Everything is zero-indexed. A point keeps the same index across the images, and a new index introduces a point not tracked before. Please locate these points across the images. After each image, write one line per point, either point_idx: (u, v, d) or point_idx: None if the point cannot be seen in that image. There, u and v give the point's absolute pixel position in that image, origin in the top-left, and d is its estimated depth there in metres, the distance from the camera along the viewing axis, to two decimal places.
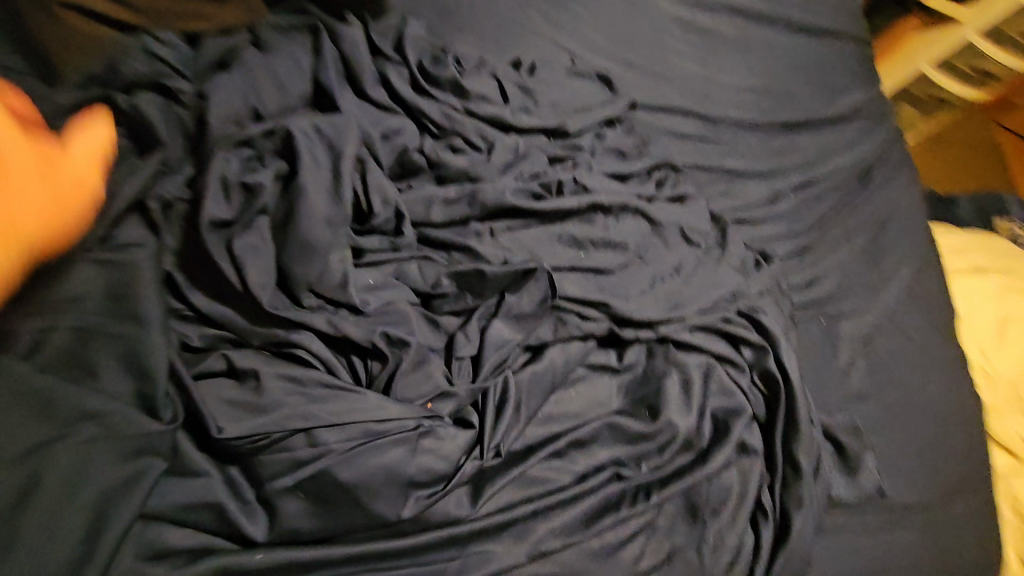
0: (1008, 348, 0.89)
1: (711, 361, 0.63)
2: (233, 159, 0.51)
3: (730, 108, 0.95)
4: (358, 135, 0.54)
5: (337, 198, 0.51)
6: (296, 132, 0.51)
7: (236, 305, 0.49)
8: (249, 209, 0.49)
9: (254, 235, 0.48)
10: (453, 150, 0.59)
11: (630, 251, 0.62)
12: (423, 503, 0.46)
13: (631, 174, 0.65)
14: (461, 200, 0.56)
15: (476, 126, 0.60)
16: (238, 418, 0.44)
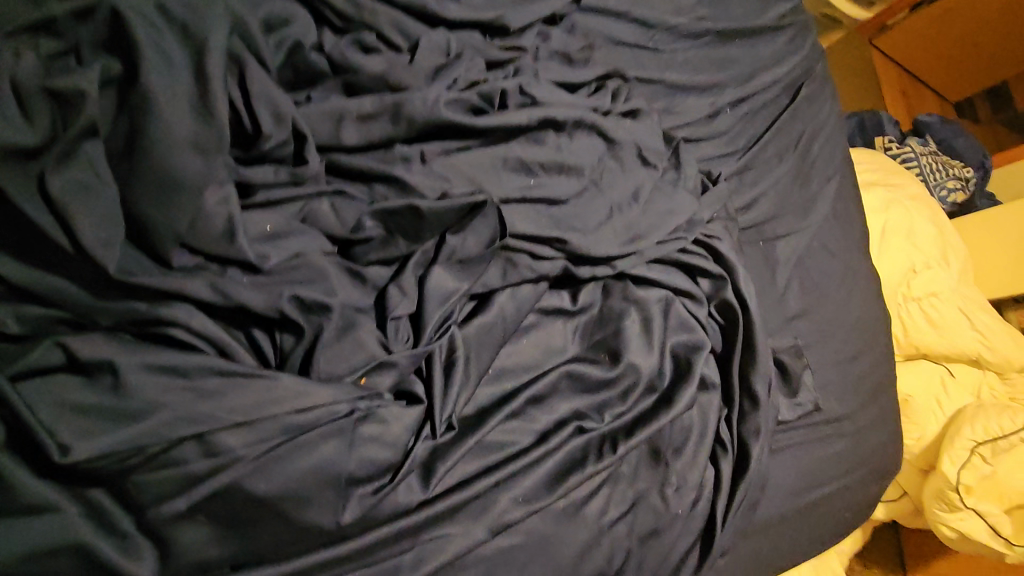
0: (891, 254, 0.93)
1: (669, 295, 0.58)
2: (32, 54, 0.34)
3: (668, 11, 0.86)
4: (225, 19, 0.38)
5: (207, 112, 0.36)
6: (129, 13, 0.35)
7: (66, 271, 0.34)
8: (69, 130, 0.34)
9: (83, 168, 0.34)
10: (363, 49, 0.45)
11: (585, 176, 0.53)
12: (369, 502, 0.37)
13: (579, 85, 0.55)
14: (381, 116, 0.44)
15: (392, 17, 0.47)
16: (88, 433, 0.32)
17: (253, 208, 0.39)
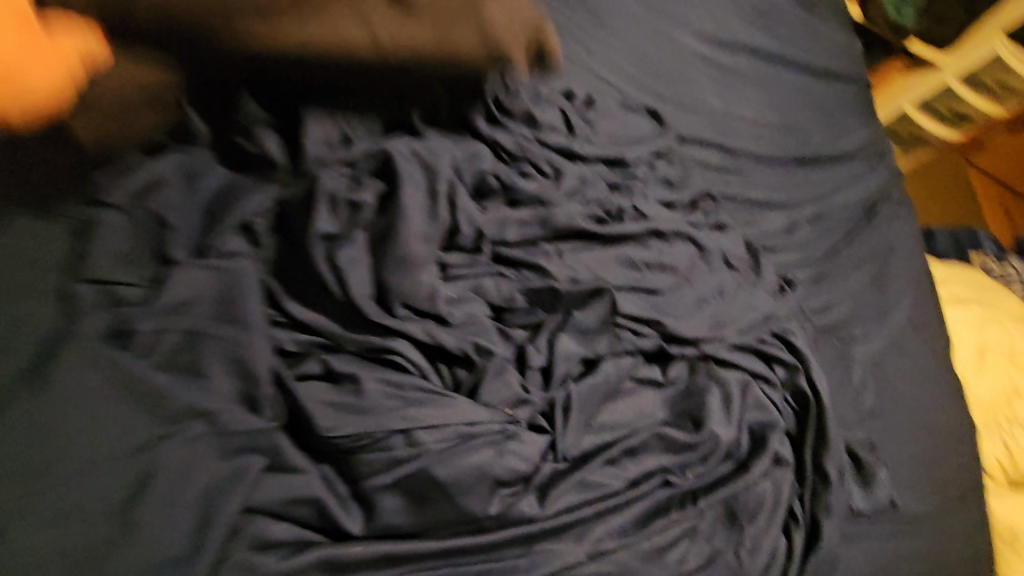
0: (988, 373, 0.97)
1: (748, 378, 0.68)
2: (338, 178, 0.55)
3: (751, 141, 1.02)
4: (449, 160, 0.59)
5: (434, 217, 0.55)
6: (393, 156, 0.56)
7: (331, 312, 0.52)
8: (353, 224, 0.54)
9: (354, 247, 0.53)
10: (523, 175, 0.64)
11: (680, 274, 0.66)
12: (507, 501, 0.50)
13: (677, 203, 0.70)
14: (533, 222, 0.61)
15: (544, 154, 0.65)
16: (338, 422, 0.48)
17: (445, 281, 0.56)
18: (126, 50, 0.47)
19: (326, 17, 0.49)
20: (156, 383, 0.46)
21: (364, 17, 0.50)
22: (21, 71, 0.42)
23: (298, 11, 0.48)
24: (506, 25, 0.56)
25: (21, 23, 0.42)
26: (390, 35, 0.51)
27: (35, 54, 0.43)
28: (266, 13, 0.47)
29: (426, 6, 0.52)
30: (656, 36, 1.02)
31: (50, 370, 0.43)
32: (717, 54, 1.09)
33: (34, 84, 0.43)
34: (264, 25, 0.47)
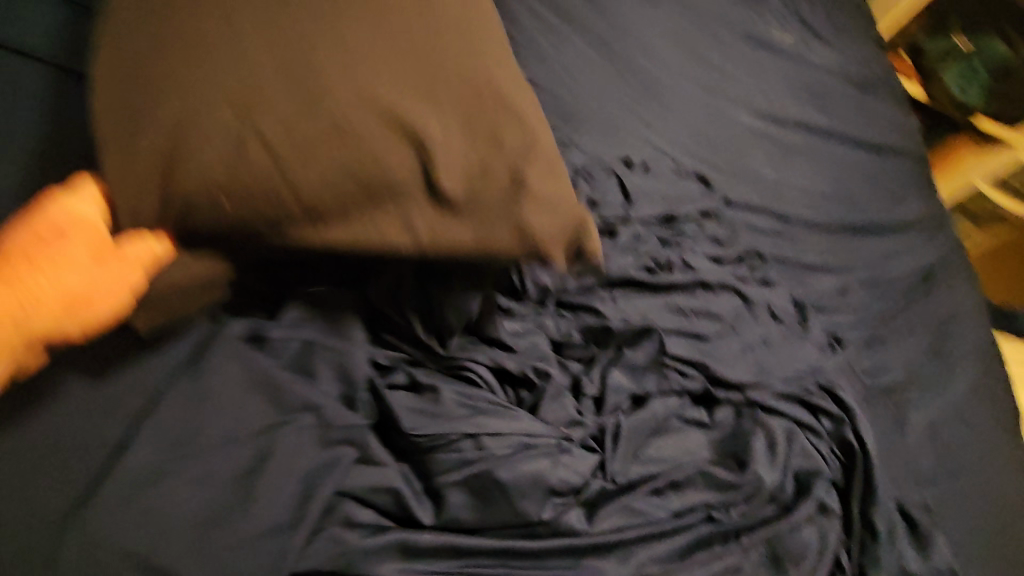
0: None
1: (792, 426, 0.71)
2: None
3: (802, 209, 1.07)
4: None
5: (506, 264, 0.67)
6: None
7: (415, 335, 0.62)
8: None
9: None
10: None
11: (725, 321, 0.72)
12: (559, 509, 0.57)
13: (724, 258, 0.77)
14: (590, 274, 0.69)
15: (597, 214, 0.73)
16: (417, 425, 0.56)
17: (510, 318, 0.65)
18: (188, 250, 0.49)
19: (366, 222, 0.50)
20: (277, 378, 0.56)
21: (406, 222, 0.50)
22: (94, 294, 0.46)
23: (344, 215, 0.49)
24: (546, 226, 0.54)
25: (96, 256, 0.46)
26: (429, 234, 0.51)
27: (110, 274, 0.46)
28: (314, 218, 0.49)
29: (469, 213, 0.52)
30: (710, 113, 1.12)
31: (194, 375, 0.54)
32: (770, 129, 1.18)
33: (102, 307, 0.46)
34: (308, 230, 0.49)
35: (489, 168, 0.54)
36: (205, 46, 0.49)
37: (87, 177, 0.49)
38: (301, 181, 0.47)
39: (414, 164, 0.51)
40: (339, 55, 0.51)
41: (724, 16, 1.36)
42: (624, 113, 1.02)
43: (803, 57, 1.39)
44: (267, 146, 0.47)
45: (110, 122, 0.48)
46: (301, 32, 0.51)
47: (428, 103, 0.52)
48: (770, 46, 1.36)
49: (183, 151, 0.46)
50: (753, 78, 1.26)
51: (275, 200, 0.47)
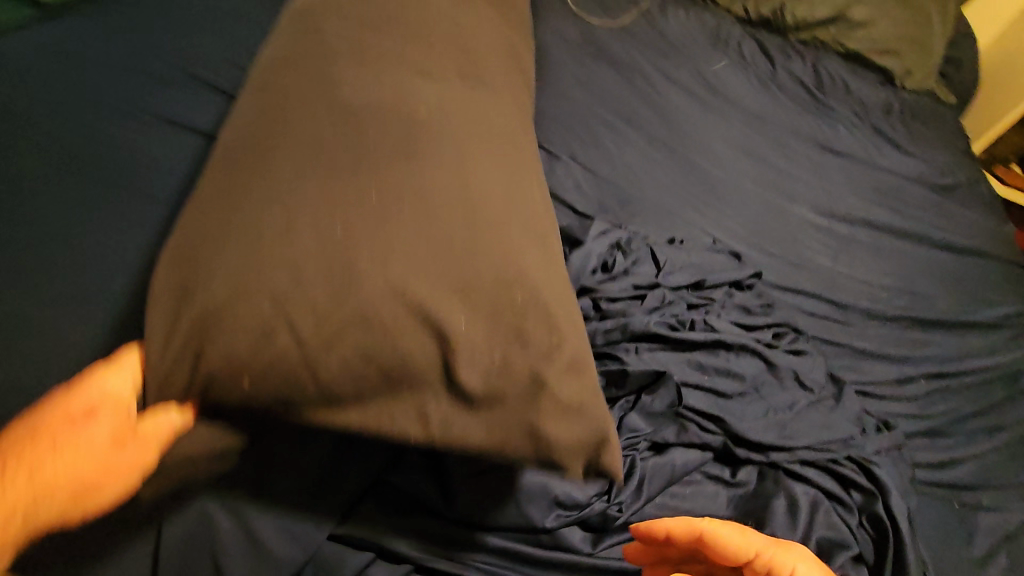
0: None
1: (818, 495, 0.71)
2: None
3: (861, 298, 1.08)
4: None
5: None
6: None
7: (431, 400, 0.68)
8: None
9: None
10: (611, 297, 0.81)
11: (747, 383, 0.76)
12: (561, 520, 0.63)
13: (752, 325, 0.82)
14: (616, 329, 0.76)
15: (629, 280, 0.82)
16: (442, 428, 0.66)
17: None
18: (207, 422, 0.51)
19: (375, 410, 0.49)
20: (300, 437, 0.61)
21: (421, 414, 0.50)
22: (103, 483, 0.44)
23: (360, 402, 0.49)
24: (565, 438, 0.52)
25: (118, 438, 0.45)
26: (442, 427, 0.50)
27: (128, 458, 0.45)
28: (330, 404, 0.48)
29: (486, 409, 0.50)
30: (768, 208, 1.20)
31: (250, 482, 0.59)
32: (830, 223, 1.22)
33: (111, 491, 0.45)
34: (322, 416, 0.49)
35: (515, 364, 0.51)
36: (248, 227, 0.50)
37: (131, 349, 0.50)
38: (319, 368, 0.47)
39: (434, 355, 0.50)
40: (379, 243, 0.51)
41: (794, 126, 1.47)
42: (678, 202, 1.14)
43: (875, 162, 1.44)
44: (295, 334, 0.47)
45: (164, 288, 0.50)
46: (347, 215, 0.51)
47: (460, 293, 0.51)
48: (841, 153, 1.43)
49: (216, 332, 0.47)
50: (817, 179, 1.33)
51: (294, 386, 0.48)
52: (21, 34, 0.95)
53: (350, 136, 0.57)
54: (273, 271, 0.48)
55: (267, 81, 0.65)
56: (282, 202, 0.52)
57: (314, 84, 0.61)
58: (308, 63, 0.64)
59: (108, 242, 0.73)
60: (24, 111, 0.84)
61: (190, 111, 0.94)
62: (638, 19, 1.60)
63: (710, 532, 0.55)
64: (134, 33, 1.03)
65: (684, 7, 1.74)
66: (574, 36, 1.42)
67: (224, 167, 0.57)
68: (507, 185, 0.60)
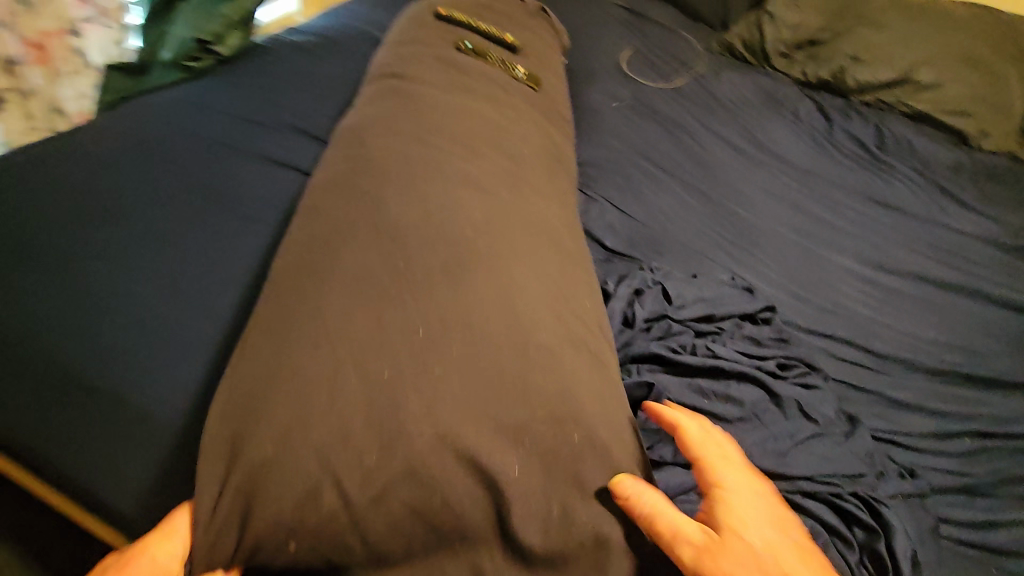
0: None
1: (818, 527, 0.69)
2: None
3: (901, 349, 1.05)
4: None
5: None
6: None
7: None
8: None
9: None
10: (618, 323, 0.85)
11: (747, 408, 0.76)
12: None
13: (759, 354, 0.83)
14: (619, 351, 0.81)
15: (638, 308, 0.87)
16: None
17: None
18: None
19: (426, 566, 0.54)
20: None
21: (475, 569, 0.54)
22: None
23: (411, 560, 0.54)
24: None
25: None
26: None
27: None
28: (379, 561, 0.54)
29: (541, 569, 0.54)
30: (807, 258, 1.21)
31: None
32: (874, 273, 1.21)
33: None
34: (371, 570, 0.54)
35: (575, 520, 0.55)
36: (297, 378, 0.57)
37: (182, 512, 0.58)
38: (369, 525, 0.53)
39: (486, 503, 0.54)
40: (429, 386, 0.57)
41: (846, 181, 1.47)
42: (711, 246, 1.19)
43: (936, 218, 1.40)
44: (342, 494, 0.52)
45: (216, 447, 0.57)
46: (389, 365, 0.58)
47: (511, 439, 0.57)
48: (897, 208, 1.41)
49: (269, 493, 0.53)
50: (866, 233, 1.31)
51: (343, 544, 0.53)
52: (175, 91, 1.23)
53: (395, 286, 0.65)
54: (324, 423, 0.54)
55: (321, 207, 0.76)
56: (330, 352, 0.59)
57: (360, 232, 0.71)
58: (359, 206, 0.74)
59: (216, 250, 0.93)
60: (170, 149, 1.09)
61: (288, 153, 1.15)
62: (691, 82, 1.71)
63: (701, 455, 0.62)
64: (256, 91, 1.28)
65: (740, 71, 1.82)
66: (626, 96, 1.55)
67: (274, 315, 0.64)
68: (540, 323, 0.66)
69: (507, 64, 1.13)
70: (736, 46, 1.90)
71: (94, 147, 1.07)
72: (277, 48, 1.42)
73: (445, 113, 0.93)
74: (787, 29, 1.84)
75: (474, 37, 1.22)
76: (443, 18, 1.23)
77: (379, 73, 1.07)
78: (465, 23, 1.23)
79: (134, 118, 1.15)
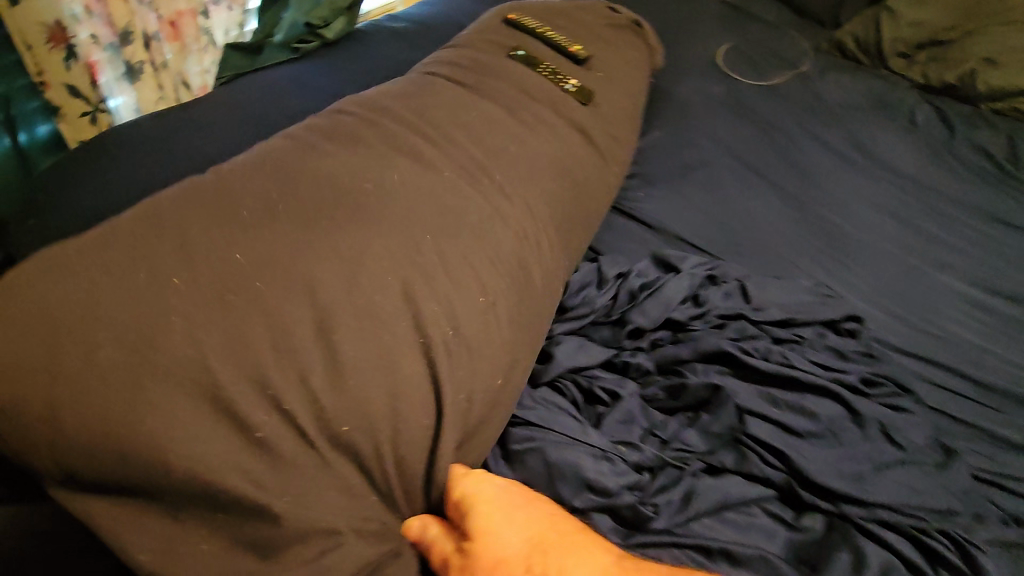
0: None
1: (896, 561, 0.62)
2: (574, 272, 0.89)
3: (1014, 384, 0.92)
4: (643, 290, 0.84)
5: (618, 323, 0.83)
6: (613, 276, 0.88)
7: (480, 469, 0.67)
8: (577, 300, 0.85)
9: (570, 311, 0.83)
10: (688, 325, 0.82)
11: (822, 424, 0.70)
12: (589, 503, 0.63)
13: (843, 368, 0.76)
14: (686, 348, 0.77)
15: (712, 307, 0.83)
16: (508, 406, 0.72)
17: (618, 355, 0.78)
18: None
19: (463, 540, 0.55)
20: None
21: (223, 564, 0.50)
22: None
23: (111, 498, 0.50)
24: None
25: None
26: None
27: None
28: (74, 481, 0.50)
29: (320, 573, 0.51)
30: (905, 274, 1.10)
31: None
32: (987, 297, 1.08)
33: None
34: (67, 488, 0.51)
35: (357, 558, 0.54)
36: (91, 284, 0.55)
37: None
38: (63, 449, 0.49)
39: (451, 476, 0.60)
40: (232, 358, 0.53)
41: (962, 195, 1.33)
42: (804, 254, 1.10)
43: None
44: (56, 408, 0.49)
45: None
46: (199, 340, 0.53)
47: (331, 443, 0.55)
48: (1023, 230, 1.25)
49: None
50: (982, 253, 1.17)
51: (41, 457, 0.50)
52: (282, 70, 1.32)
53: (426, 307, 0.63)
54: (328, 453, 0.55)
55: (360, 164, 0.73)
56: (130, 303, 0.53)
57: (273, 193, 0.67)
58: (318, 178, 0.69)
59: None
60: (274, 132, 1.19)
61: None
62: (792, 82, 1.60)
63: (463, 497, 0.59)
64: (351, 74, 1.36)
65: (850, 71, 1.69)
66: (716, 92, 1.48)
67: (118, 241, 0.59)
68: (461, 367, 0.64)
69: (555, 76, 1.07)
70: (845, 45, 1.77)
71: (213, 121, 1.18)
72: (376, 34, 1.49)
73: (525, 111, 0.96)
74: (908, 26, 1.67)
75: (538, 43, 1.17)
76: (512, 25, 1.20)
77: (460, 57, 1.07)
78: (531, 29, 1.19)
79: (244, 93, 1.25)
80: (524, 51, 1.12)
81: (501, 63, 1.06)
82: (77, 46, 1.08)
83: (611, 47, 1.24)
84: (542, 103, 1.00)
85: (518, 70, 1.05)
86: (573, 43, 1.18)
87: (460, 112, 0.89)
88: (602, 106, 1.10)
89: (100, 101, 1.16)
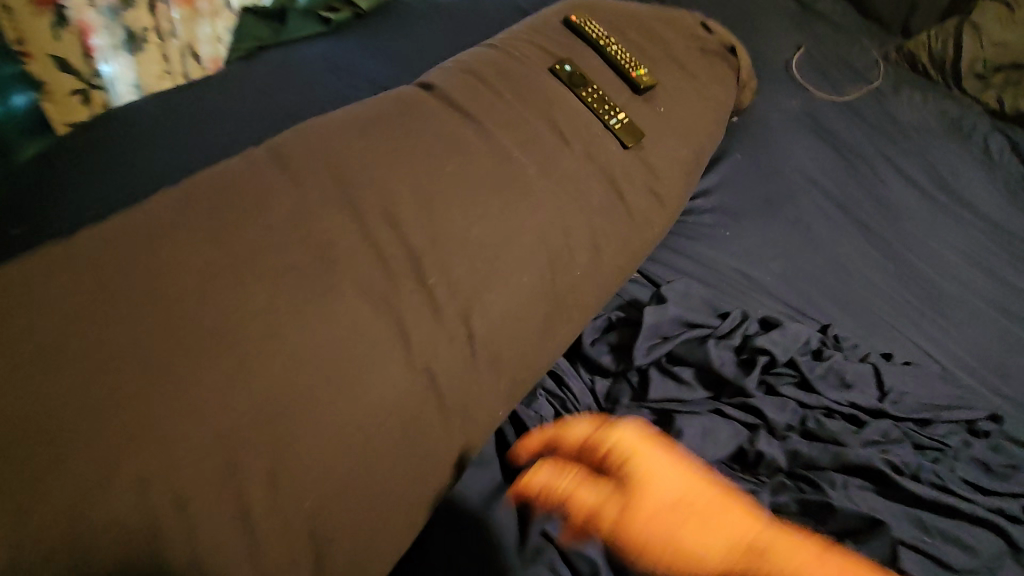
0: None
1: None
2: (685, 332, 0.78)
3: None
4: (779, 354, 0.75)
5: (744, 400, 0.72)
6: (736, 333, 0.78)
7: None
8: (695, 358, 0.75)
9: (685, 382, 0.74)
10: (827, 415, 0.72)
11: (980, 561, 0.62)
12: None
13: (992, 489, 0.68)
14: (826, 452, 0.67)
15: (847, 396, 0.73)
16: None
17: (751, 443, 0.68)
18: None
19: None
20: None
21: None
22: None
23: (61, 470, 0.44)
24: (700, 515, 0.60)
25: None
26: None
27: None
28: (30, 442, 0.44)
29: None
30: (1000, 339, 1.02)
31: None
32: None
33: None
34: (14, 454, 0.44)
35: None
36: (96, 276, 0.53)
37: None
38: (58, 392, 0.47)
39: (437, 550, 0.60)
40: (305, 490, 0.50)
41: None
42: (902, 311, 1.02)
43: None
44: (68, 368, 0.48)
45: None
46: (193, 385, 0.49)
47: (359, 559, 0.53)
48: None
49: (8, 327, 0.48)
50: None
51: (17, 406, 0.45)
52: (311, 46, 1.13)
53: (436, 451, 0.58)
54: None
55: (402, 269, 0.61)
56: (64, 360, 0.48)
57: (241, 291, 0.54)
58: (365, 290, 0.58)
59: None
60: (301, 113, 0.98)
61: None
62: (866, 97, 1.47)
63: (613, 450, 0.65)
64: (390, 53, 1.15)
65: (923, 87, 1.56)
66: (782, 111, 1.31)
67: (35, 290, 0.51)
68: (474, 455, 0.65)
69: (602, 106, 0.87)
70: (918, 57, 1.63)
71: (238, 107, 0.98)
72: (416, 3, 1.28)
73: (607, 151, 0.84)
74: (994, 47, 1.54)
75: (595, 57, 0.96)
76: (570, 26, 0.98)
77: (485, 65, 0.86)
78: (591, 38, 0.97)
79: (267, 70, 1.05)
80: (574, 66, 0.90)
81: (559, 87, 0.86)
82: (68, 8, 0.85)
83: (682, 67, 1.03)
84: (604, 152, 0.83)
85: (574, 99, 0.86)
86: (638, 63, 0.96)
87: (510, 172, 0.73)
88: (680, 140, 0.96)
89: (93, 75, 0.93)
